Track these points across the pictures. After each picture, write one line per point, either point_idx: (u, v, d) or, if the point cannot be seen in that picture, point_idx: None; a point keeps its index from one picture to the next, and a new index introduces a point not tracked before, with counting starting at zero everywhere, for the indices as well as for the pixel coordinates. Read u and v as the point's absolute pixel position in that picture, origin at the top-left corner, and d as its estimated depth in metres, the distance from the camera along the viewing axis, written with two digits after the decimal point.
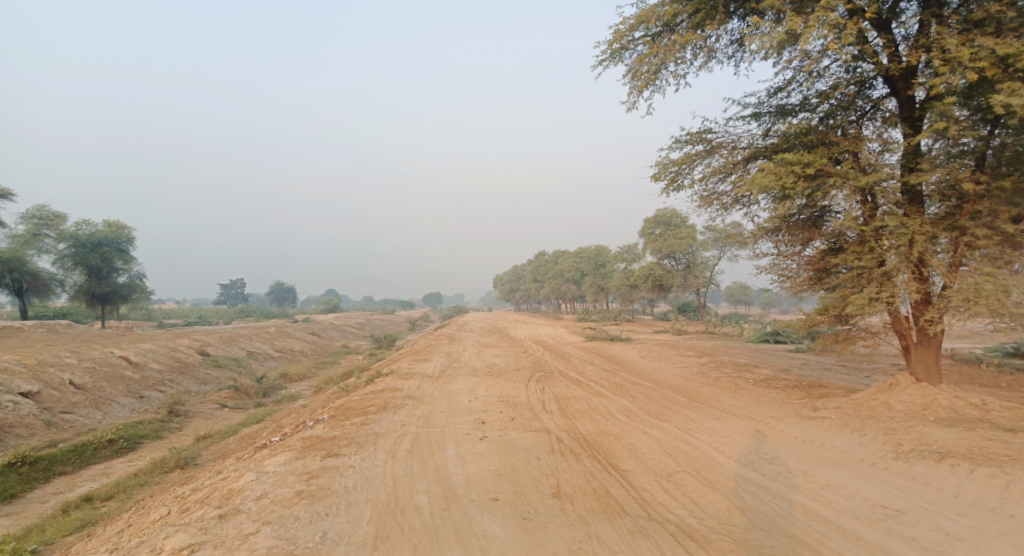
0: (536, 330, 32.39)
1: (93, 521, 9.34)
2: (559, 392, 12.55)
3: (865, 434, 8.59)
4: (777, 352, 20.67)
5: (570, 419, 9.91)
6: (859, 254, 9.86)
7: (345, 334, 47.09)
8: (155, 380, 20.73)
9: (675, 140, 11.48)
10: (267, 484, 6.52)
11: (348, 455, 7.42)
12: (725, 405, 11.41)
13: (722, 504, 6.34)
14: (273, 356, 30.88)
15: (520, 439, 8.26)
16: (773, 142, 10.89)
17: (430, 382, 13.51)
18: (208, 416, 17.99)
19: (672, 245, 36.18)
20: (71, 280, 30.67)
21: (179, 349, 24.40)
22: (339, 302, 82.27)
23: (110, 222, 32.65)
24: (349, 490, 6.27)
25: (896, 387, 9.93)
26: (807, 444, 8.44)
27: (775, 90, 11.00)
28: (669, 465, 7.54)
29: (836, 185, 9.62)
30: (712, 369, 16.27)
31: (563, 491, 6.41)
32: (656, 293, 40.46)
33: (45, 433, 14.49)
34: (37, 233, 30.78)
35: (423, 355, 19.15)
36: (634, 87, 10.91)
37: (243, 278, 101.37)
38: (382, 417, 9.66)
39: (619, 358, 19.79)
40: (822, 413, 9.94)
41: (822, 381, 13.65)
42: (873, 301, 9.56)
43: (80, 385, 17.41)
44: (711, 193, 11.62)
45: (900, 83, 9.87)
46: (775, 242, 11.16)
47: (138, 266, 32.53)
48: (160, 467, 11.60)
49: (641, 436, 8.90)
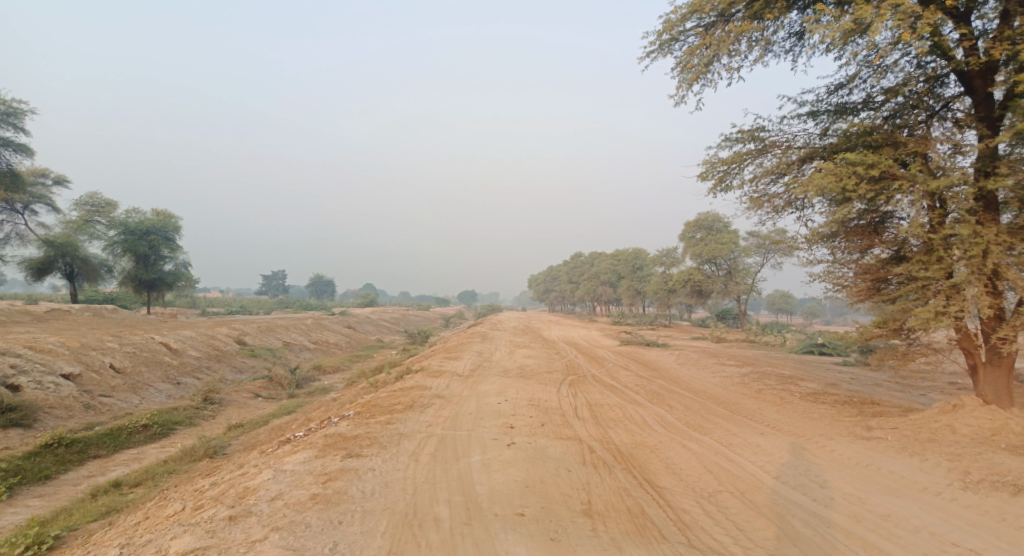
0: (569, 331, 31.74)
1: (117, 508, 9.31)
2: (592, 397, 12.05)
3: (927, 460, 7.82)
4: (822, 365, 19.63)
5: (603, 427, 9.41)
6: (925, 264, 9.01)
7: (380, 329, 47.35)
8: (193, 367, 21.04)
9: (725, 138, 10.82)
10: (283, 485, 6.26)
11: (369, 456, 7.10)
12: (768, 419, 10.69)
13: (770, 532, 5.77)
14: (309, 347, 31.19)
15: (550, 447, 7.82)
16: (831, 141, 10.14)
17: (459, 381, 13.17)
18: (241, 406, 18.10)
19: (713, 250, 35.01)
20: (120, 267, 31.66)
21: (217, 338, 24.76)
22: (377, 296, 82.56)
23: (158, 211, 33.51)
24: (365, 496, 5.94)
25: (961, 409, 9.07)
26: (862, 468, 7.72)
27: (835, 87, 10.24)
28: (710, 484, 6.96)
29: (901, 189, 8.83)
30: (754, 380, 15.46)
31: (594, 508, 5.93)
32: (695, 299, 39.35)
33: (83, 415, 14.73)
34: (89, 219, 31.78)
35: (454, 352, 18.86)
36: (684, 80, 10.31)
37: (284, 271, 103.69)
38: (407, 416, 9.34)
39: (655, 364, 19.09)
40: (876, 434, 9.16)
41: (875, 398, 12.73)
42: (940, 316, 8.72)
43: (120, 369, 17.76)
44: (762, 195, 10.90)
45: (977, 79, 8.98)
46: (831, 249, 10.37)
47: (183, 255, 33.26)
48: (189, 455, 11.56)
49: (679, 450, 8.33)
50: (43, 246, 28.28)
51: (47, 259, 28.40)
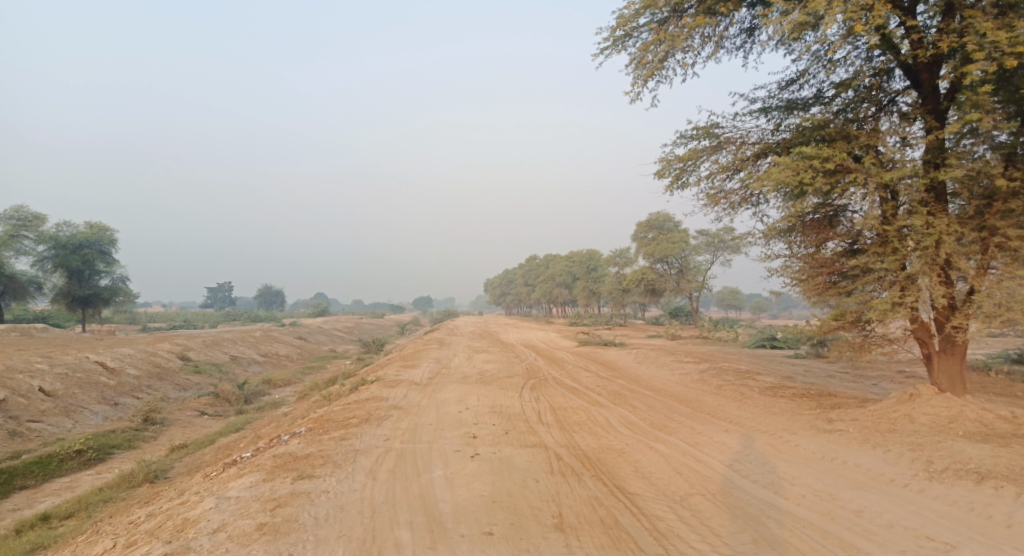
0: (526, 334, 31.47)
1: (44, 544, 8.43)
2: (554, 401, 11.80)
3: (890, 450, 7.89)
4: (775, 358, 20.06)
5: (568, 432, 9.15)
6: (880, 256, 9.18)
7: (333, 339, 45.98)
8: (132, 386, 19.71)
9: (680, 135, 10.78)
10: (227, 514, 5.70)
11: (322, 477, 6.59)
12: (731, 416, 10.70)
13: (747, 536, 5.63)
14: (258, 360, 29.87)
15: (516, 456, 7.49)
16: (785, 137, 10.24)
17: (418, 390, 12.68)
18: (186, 425, 17.02)
19: (665, 249, 35.51)
20: (51, 283, 29.52)
21: (158, 354, 23.33)
22: (328, 305, 79.96)
23: (92, 223, 31.40)
24: (319, 523, 5.46)
25: (917, 398, 9.25)
26: (828, 462, 7.73)
27: (786, 82, 10.36)
28: (682, 486, 6.79)
29: (855, 181, 8.99)
30: (713, 376, 15.57)
31: (566, 521, 5.64)
32: (649, 297, 39.83)
33: (8, 443, 13.49)
34: (15, 233, 29.49)
35: (412, 360, 18.30)
36: (639, 76, 10.19)
37: (229, 282, 99.76)
38: (364, 431, 8.83)
39: (615, 364, 19.07)
40: (838, 427, 9.23)
41: (829, 390, 12.98)
42: (896, 306, 8.91)
43: (50, 392, 16.41)
44: (719, 192, 10.92)
45: (923, 73, 9.26)
46: (788, 243, 10.49)
47: (121, 268, 31.31)
48: (127, 481, 10.64)
49: (647, 453, 8.15)
50: None
51: None
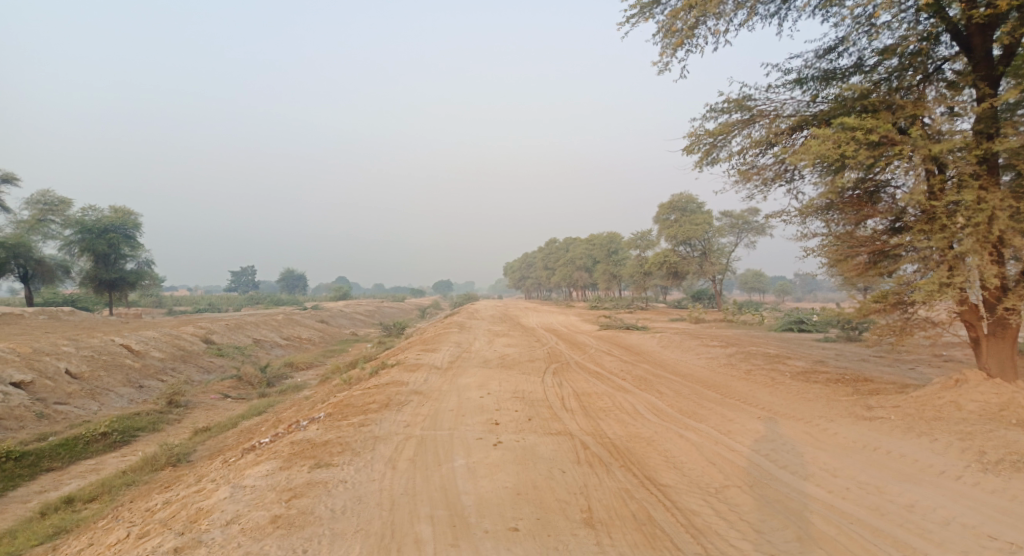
0: (547, 318, 31.09)
1: (67, 528, 8.40)
2: (578, 386, 11.46)
3: (937, 440, 7.42)
4: (804, 342, 19.45)
5: (593, 419, 8.80)
6: (927, 234, 8.57)
7: (355, 322, 46.18)
8: (157, 368, 19.88)
9: (711, 109, 10.22)
10: (241, 504, 5.51)
11: (340, 466, 6.36)
12: (763, 402, 10.25)
13: (790, 534, 5.27)
14: (280, 344, 30.03)
15: (541, 445, 7.17)
16: (822, 108, 9.62)
17: (438, 374, 12.46)
18: (209, 408, 17.08)
19: (688, 231, 34.72)
20: (78, 267, 29.94)
21: (182, 338, 23.50)
22: (351, 289, 79.77)
23: (117, 207, 31.64)
24: (335, 515, 5.22)
25: (964, 384, 8.72)
26: (871, 452, 7.27)
27: (824, 50, 9.71)
28: (715, 478, 6.42)
29: (901, 154, 8.38)
30: (741, 360, 15.08)
31: (596, 516, 5.34)
32: (671, 281, 39.13)
33: (36, 426, 13.62)
34: (42, 218, 29.85)
35: (433, 344, 18.09)
36: (668, 45, 9.64)
37: (252, 266, 100.84)
38: (383, 416, 8.60)
39: (638, 347, 18.66)
40: (878, 414, 8.74)
41: (865, 375, 12.43)
42: (944, 288, 8.32)
43: (77, 374, 16.58)
44: (751, 167, 10.37)
45: (976, 37, 8.54)
46: (826, 222, 9.91)
47: (145, 252, 31.57)
48: (150, 464, 10.60)
49: (677, 441, 7.78)
50: None
51: None
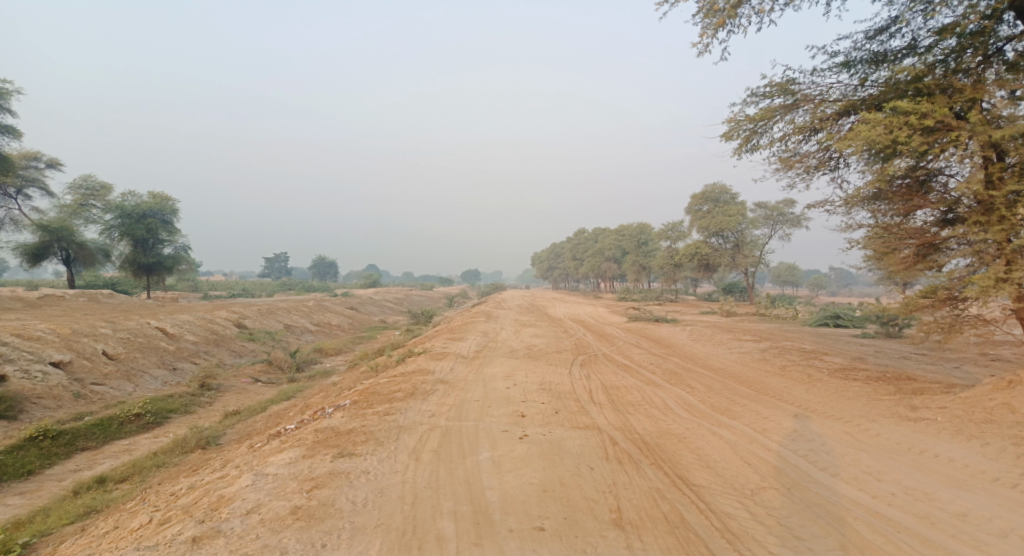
0: (574, 309, 30.73)
1: (98, 508, 8.55)
2: (606, 379, 11.18)
3: (990, 444, 6.95)
4: (842, 338, 18.75)
5: (623, 414, 8.54)
6: (983, 226, 7.99)
7: (383, 310, 46.53)
8: (190, 351, 20.27)
9: (752, 93, 9.77)
10: (262, 493, 5.46)
11: (363, 456, 6.25)
12: (799, 399, 9.82)
13: (832, 542, 4.96)
14: (310, 330, 30.40)
15: (568, 440, 6.95)
16: (872, 92, 9.07)
17: (464, 364, 12.32)
18: (240, 391, 17.34)
19: (720, 223, 33.86)
20: (118, 251, 30.77)
21: (216, 322, 23.92)
22: (379, 277, 80.49)
23: (155, 193, 32.35)
24: (356, 508, 5.11)
25: (1018, 385, 8.06)
26: (918, 455, 6.85)
27: (875, 31, 9.13)
28: (751, 479, 6.11)
29: (957, 140, 7.82)
30: (776, 356, 14.56)
31: (626, 517, 5.11)
32: (702, 273, 38.30)
33: (74, 405, 13.98)
34: (84, 203, 30.69)
35: (459, 333, 17.99)
36: (708, 25, 9.20)
37: (285, 253, 102.66)
38: (408, 405, 8.49)
39: (668, 340, 18.24)
40: (925, 415, 8.25)
41: (908, 373, 11.85)
42: (1001, 283, 7.76)
43: (113, 355, 16.99)
44: (793, 155, 9.88)
45: None
46: (872, 212, 9.37)
47: (182, 238, 32.25)
48: (180, 446, 10.73)
49: (710, 439, 7.47)
50: (38, 231, 27.35)
51: (42, 244, 27.48)
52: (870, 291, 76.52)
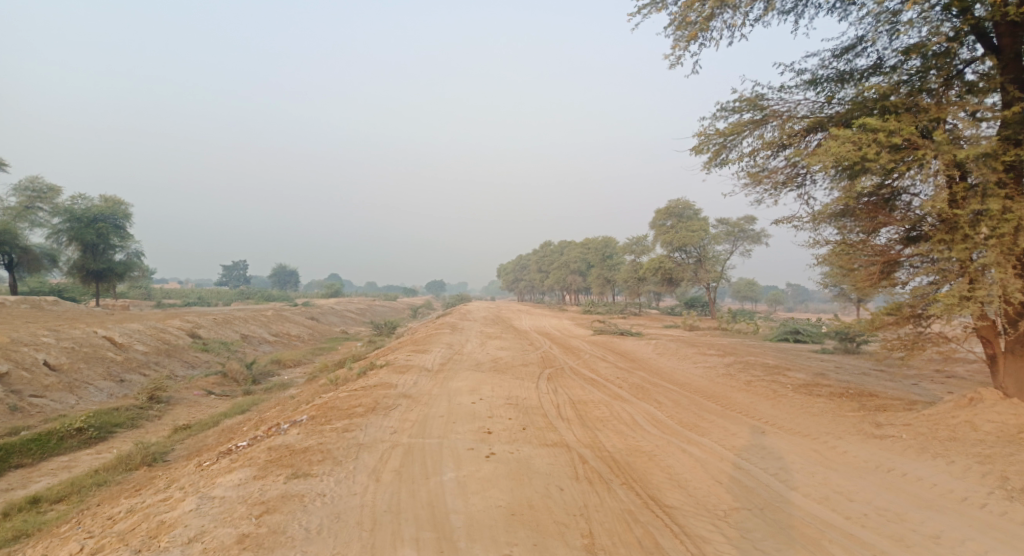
0: (540, 321, 30.61)
1: (29, 532, 7.86)
2: (574, 394, 11.00)
3: (954, 462, 7.01)
4: (802, 353, 19.09)
5: (591, 429, 8.35)
6: (947, 244, 8.16)
7: (345, 320, 45.55)
8: (140, 362, 19.24)
9: (722, 107, 9.83)
10: (208, 519, 5.05)
11: (319, 477, 5.87)
12: (766, 415, 9.81)
13: None
14: (268, 340, 29.40)
15: (536, 457, 6.71)
16: (839, 110, 9.24)
17: (429, 377, 11.97)
18: (192, 404, 16.50)
19: (684, 238, 34.34)
20: (66, 256, 29.19)
21: (168, 331, 22.85)
22: (342, 287, 78.76)
23: (107, 197, 30.90)
24: (310, 536, 4.75)
25: (979, 402, 8.29)
26: (885, 473, 6.85)
27: (842, 50, 9.31)
28: (723, 498, 5.98)
29: (923, 158, 7.99)
30: (740, 371, 14.66)
31: (599, 542, 4.89)
32: (665, 287, 38.74)
33: (9, 419, 13.01)
34: (30, 205, 29.05)
35: (424, 345, 17.59)
36: (681, 38, 9.21)
37: (244, 260, 99.69)
38: (369, 421, 8.11)
39: (634, 354, 18.24)
40: (888, 432, 8.32)
41: (869, 389, 12.04)
42: (964, 300, 7.91)
43: (55, 365, 15.97)
44: (761, 170, 9.96)
45: (1005, 37, 8.18)
46: (839, 228, 9.49)
47: (135, 244, 30.85)
48: (124, 463, 10.02)
49: (680, 456, 7.33)
50: None
51: None
52: (823, 307, 79.19)
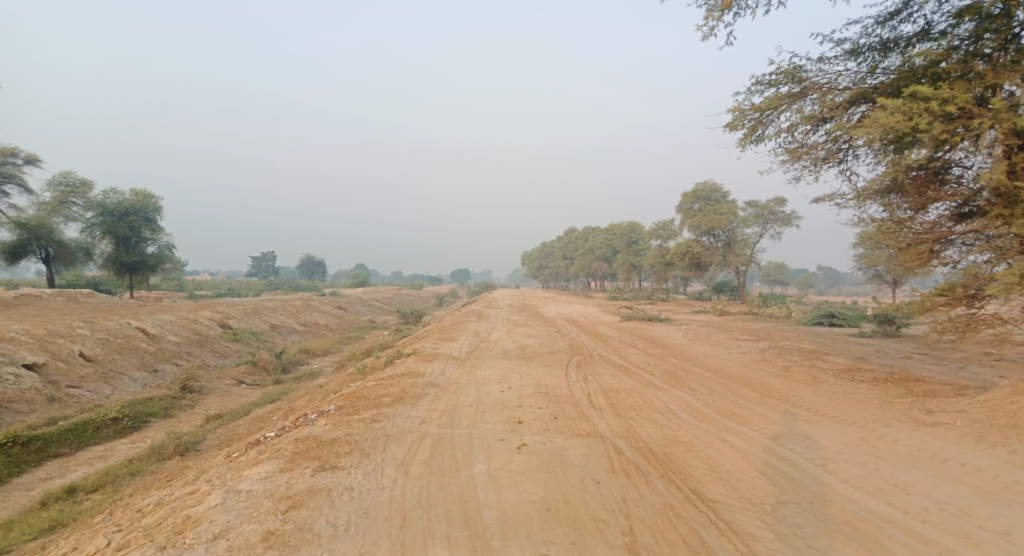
0: (565, 308, 30.18)
1: (64, 522, 7.91)
2: (604, 381, 10.69)
3: (1016, 451, 6.55)
4: (839, 337, 18.41)
5: (625, 419, 8.04)
6: (1005, 219, 7.59)
7: (371, 309, 45.82)
8: (172, 352, 19.51)
9: (757, 81, 9.33)
10: (233, 515, 4.92)
11: (346, 469, 5.70)
12: (808, 402, 9.36)
13: None
14: (297, 330, 29.63)
15: (570, 449, 6.44)
16: (884, 80, 8.66)
17: (455, 365, 11.79)
18: (223, 394, 16.65)
19: (711, 221, 33.48)
20: (99, 249, 29.76)
21: (199, 322, 23.14)
22: (367, 277, 78.62)
23: (138, 190, 31.36)
24: (337, 533, 4.59)
25: None
26: (943, 464, 6.42)
27: (887, 16, 8.71)
28: (769, 491, 5.64)
29: (980, 127, 7.42)
30: (776, 356, 14.15)
31: (640, 540, 4.62)
32: (693, 272, 37.91)
33: (47, 409, 13.26)
34: (65, 200, 29.65)
35: (450, 333, 17.41)
36: (714, 7, 8.72)
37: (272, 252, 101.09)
38: (396, 411, 7.93)
39: (663, 340, 17.82)
40: (941, 420, 7.83)
41: (914, 374, 11.47)
42: None
43: (91, 356, 16.25)
44: (801, 146, 9.45)
45: None
46: (886, 206, 8.94)
47: (166, 236, 31.31)
48: (156, 453, 10.07)
49: (720, 446, 6.98)
50: (16, 228, 26.32)
51: (20, 242, 26.45)
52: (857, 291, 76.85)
